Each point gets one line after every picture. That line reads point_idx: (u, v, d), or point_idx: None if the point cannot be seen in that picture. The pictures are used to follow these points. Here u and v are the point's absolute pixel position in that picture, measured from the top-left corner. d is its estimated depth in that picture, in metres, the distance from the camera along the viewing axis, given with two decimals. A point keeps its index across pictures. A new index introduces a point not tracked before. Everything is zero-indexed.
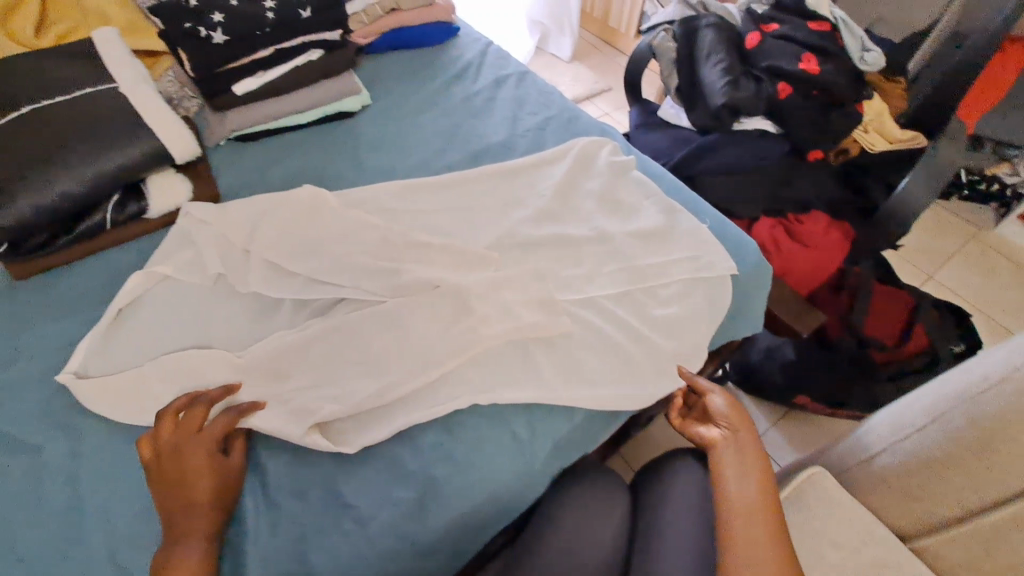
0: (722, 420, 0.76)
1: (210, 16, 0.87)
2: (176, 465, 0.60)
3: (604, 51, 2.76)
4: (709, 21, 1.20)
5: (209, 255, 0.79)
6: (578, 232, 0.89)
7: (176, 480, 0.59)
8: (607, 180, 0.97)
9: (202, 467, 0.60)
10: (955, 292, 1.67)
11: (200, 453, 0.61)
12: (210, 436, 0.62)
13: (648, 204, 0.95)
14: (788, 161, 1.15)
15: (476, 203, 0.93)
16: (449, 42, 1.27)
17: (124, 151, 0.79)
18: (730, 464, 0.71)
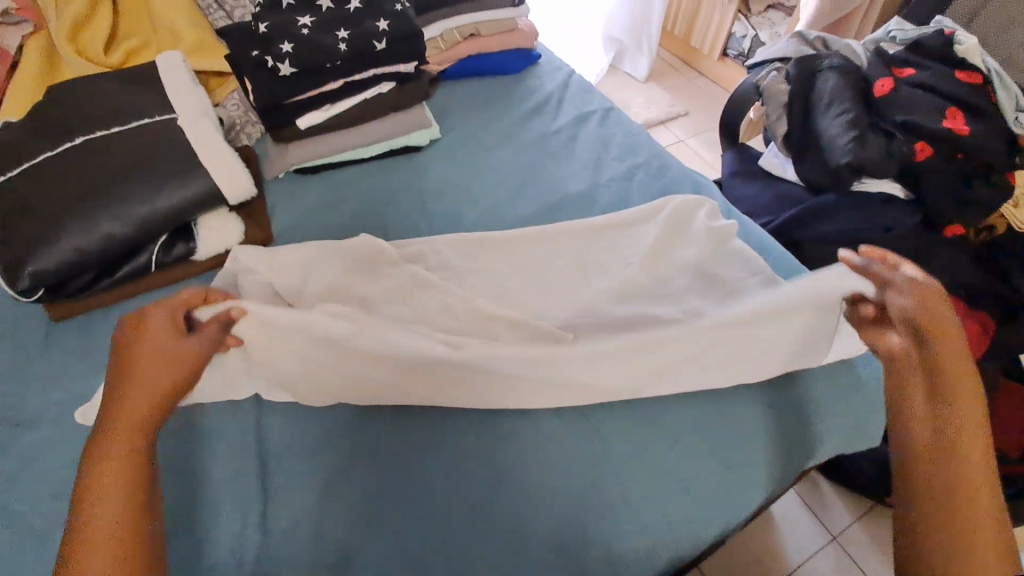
0: (912, 309, 0.61)
1: (279, 45, 0.79)
2: (131, 377, 0.57)
3: (682, 70, 2.59)
4: (833, 62, 1.03)
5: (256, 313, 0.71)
6: (668, 314, 0.76)
7: (123, 388, 0.56)
8: (706, 250, 0.83)
9: (159, 362, 0.58)
10: None
11: (157, 346, 0.58)
12: (174, 355, 0.59)
13: (753, 285, 0.81)
14: (918, 234, 0.97)
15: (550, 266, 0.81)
16: (529, 70, 1.16)
17: (176, 192, 0.72)
18: (930, 430, 0.56)
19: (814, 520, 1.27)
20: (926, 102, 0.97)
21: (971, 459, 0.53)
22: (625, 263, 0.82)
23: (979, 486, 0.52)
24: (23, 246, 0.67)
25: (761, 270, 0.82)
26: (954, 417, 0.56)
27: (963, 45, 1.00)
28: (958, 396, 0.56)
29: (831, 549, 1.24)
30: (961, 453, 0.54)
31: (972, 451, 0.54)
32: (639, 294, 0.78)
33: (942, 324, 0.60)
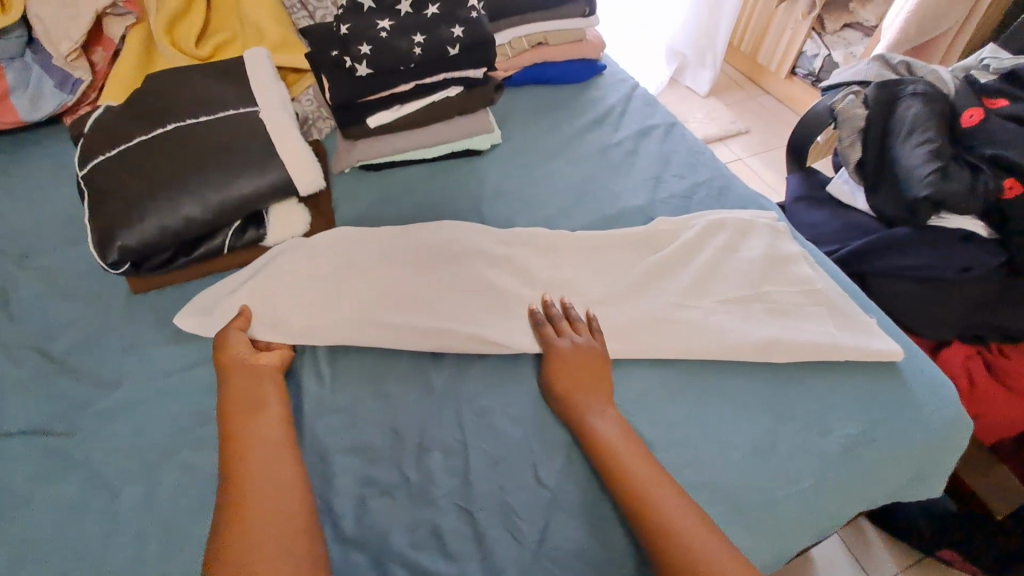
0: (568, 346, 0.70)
1: (358, 47, 0.81)
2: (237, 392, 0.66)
3: (746, 88, 2.52)
4: (917, 89, 0.98)
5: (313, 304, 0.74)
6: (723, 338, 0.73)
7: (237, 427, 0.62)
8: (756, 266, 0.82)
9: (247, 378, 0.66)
10: None
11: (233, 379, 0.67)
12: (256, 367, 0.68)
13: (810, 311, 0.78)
14: (1003, 275, 0.90)
15: (607, 278, 0.80)
16: (593, 80, 1.16)
17: (254, 180, 0.77)
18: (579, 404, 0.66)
19: (856, 568, 1.22)
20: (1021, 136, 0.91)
21: (630, 467, 0.61)
22: (678, 275, 0.81)
23: (637, 469, 0.61)
24: (114, 221, 0.72)
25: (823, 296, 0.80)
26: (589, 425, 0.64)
27: None
28: (597, 430, 0.64)
29: None
30: (624, 463, 0.61)
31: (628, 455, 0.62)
32: (694, 313, 0.76)
33: (571, 349, 0.70)
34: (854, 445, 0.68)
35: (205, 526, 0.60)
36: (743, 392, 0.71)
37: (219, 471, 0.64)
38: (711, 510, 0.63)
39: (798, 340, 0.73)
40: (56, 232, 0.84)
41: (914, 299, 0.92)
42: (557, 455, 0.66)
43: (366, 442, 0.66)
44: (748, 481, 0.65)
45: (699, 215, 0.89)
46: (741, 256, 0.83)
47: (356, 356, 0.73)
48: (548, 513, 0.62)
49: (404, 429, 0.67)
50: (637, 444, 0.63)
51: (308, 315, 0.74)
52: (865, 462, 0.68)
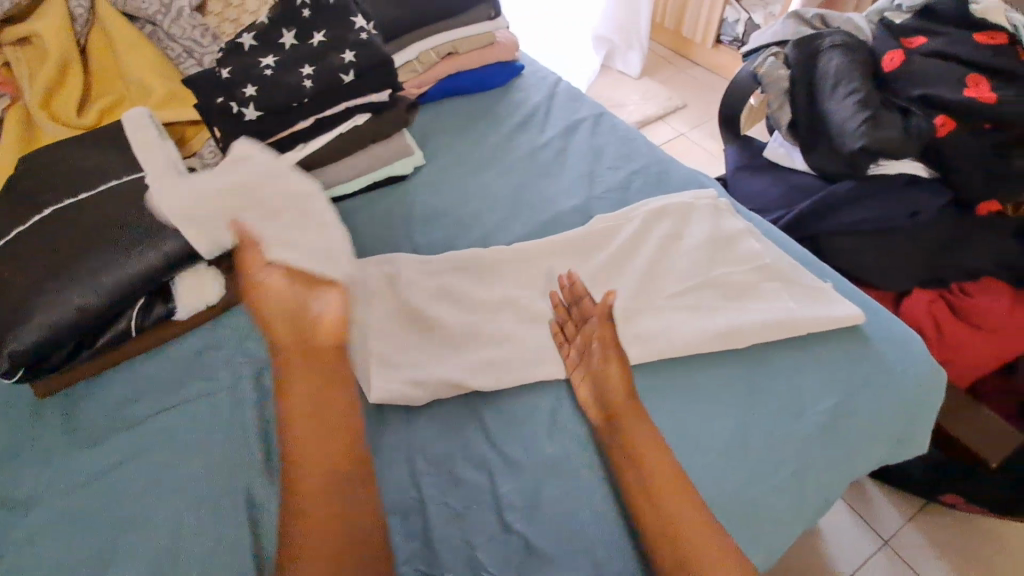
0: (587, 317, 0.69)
1: (242, 89, 0.75)
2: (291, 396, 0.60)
3: (678, 62, 2.52)
4: (836, 40, 0.96)
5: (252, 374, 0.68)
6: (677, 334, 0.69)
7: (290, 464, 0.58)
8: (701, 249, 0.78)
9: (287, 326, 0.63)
10: None
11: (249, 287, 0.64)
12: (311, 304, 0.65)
13: (762, 285, 0.75)
14: (948, 216, 0.89)
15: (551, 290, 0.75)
16: (513, 82, 1.12)
17: (149, 253, 0.70)
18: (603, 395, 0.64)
19: (863, 526, 1.23)
20: (943, 71, 0.89)
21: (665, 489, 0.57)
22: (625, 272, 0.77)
23: (665, 490, 0.57)
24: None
25: (773, 268, 0.77)
26: (624, 432, 0.61)
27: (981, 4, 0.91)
28: (633, 439, 0.60)
29: (884, 555, 1.18)
30: (652, 480, 0.58)
31: (662, 464, 0.59)
32: (647, 313, 0.72)
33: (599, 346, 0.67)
34: (830, 422, 0.65)
35: None
36: (710, 386, 0.67)
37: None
38: None
39: (755, 320, 0.70)
40: None
41: (868, 254, 0.89)
42: (525, 494, 0.61)
43: None
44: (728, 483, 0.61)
45: (636, 206, 0.84)
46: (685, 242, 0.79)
47: None
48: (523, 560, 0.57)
49: None
50: (674, 471, 0.58)
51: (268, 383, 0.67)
52: (844, 436, 0.65)
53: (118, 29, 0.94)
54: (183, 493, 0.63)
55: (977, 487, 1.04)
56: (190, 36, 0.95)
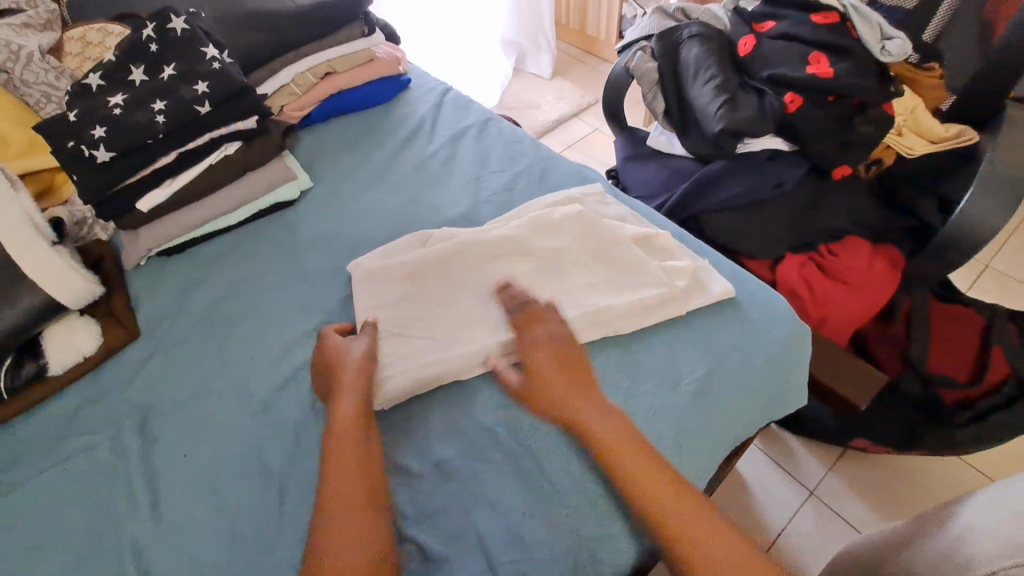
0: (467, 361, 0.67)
1: (90, 132, 0.72)
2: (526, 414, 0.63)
3: (587, 61, 2.59)
4: (693, 31, 1.03)
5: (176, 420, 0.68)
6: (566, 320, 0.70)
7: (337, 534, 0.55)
8: (596, 233, 0.79)
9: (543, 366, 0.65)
10: (1017, 280, 1.54)
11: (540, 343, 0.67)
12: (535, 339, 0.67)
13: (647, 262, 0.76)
14: (808, 183, 0.96)
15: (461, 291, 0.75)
16: (400, 96, 1.13)
17: (7, 310, 0.67)
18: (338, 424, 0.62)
19: (790, 481, 1.30)
20: (786, 51, 0.96)
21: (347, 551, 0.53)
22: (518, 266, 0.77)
23: (660, 489, 0.56)
24: None
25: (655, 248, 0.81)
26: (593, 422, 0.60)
27: None
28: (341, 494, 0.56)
29: (811, 505, 1.26)
30: (649, 467, 0.57)
31: (631, 459, 0.58)
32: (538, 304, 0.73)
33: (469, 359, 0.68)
34: (704, 388, 0.69)
35: None
36: (594, 371, 0.70)
37: None
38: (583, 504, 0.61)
39: (632, 301, 0.72)
40: None
41: (744, 227, 0.94)
42: (418, 503, 0.62)
43: (206, 562, 0.59)
44: None
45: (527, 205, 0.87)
46: (582, 229, 0.80)
47: (182, 467, 0.66)
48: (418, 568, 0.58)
49: (247, 532, 0.61)
50: (663, 469, 0.58)
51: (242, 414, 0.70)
52: (720, 401, 0.69)
53: None
54: (63, 557, 0.60)
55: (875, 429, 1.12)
56: (45, 80, 0.91)
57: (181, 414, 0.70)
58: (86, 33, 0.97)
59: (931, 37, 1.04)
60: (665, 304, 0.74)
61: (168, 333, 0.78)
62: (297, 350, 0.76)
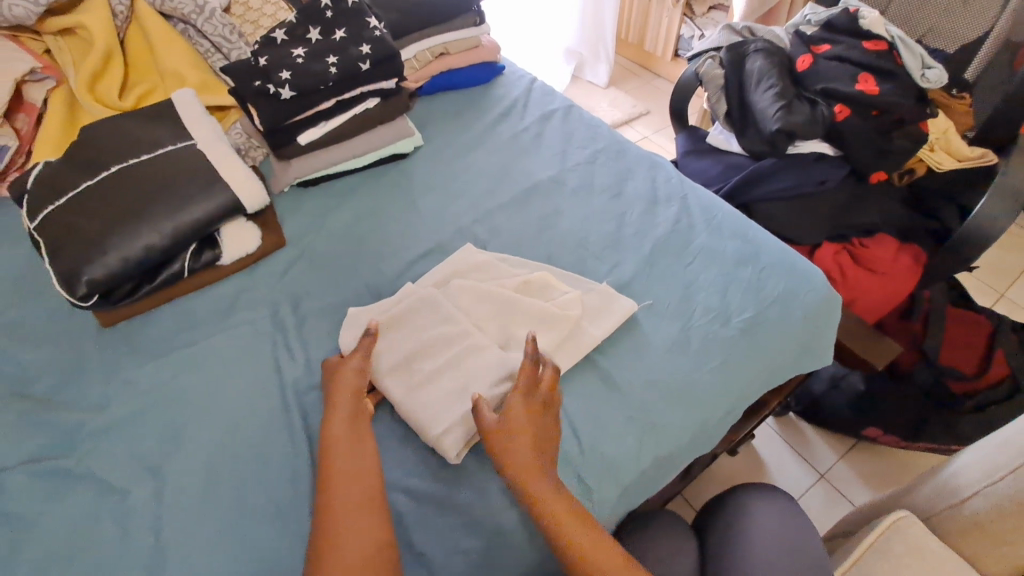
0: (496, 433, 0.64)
1: (279, 74, 0.91)
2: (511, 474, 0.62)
3: (641, 75, 2.77)
4: (758, 46, 1.19)
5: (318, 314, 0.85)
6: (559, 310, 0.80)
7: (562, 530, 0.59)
8: (495, 298, 0.81)
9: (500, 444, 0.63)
10: None
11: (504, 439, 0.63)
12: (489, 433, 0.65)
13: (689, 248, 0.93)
14: (847, 185, 1.11)
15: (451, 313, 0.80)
16: (495, 80, 1.31)
17: (203, 205, 0.84)
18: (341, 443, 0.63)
19: (802, 463, 1.40)
20: (837, 72, 1.12)
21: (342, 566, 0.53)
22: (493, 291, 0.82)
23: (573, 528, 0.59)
24: (77, 259, 0.78)
25: (692, 224, 0.97)
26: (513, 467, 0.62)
27: (867, 19, 1.14)
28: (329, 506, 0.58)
29: (820, 486, 1.36)
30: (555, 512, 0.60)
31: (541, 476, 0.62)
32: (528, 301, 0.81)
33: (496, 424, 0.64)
34: (747, 329, 0.84)
35: (216, 512, 0.66)
36: (657, 308, 0.86)
37: (218, 463, 0.70)
38: (647, 405, 0.76)
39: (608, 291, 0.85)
40: (12, 286, 0.87)
41: (786, 213, 1.09)
42: None
43: None
44: (671, 376, 0.79)
45: (469, 257, 0.90)
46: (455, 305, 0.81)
47: (325, 342, 0.82)
48: None
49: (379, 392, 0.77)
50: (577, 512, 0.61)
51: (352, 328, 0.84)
52: (760, 341, 0.84)
53: (152, 24, 1.07)
54: (234, 395, 0.76)
55: (886, 418, 1.24)
56: (221, 33, 1.09)
57: (323, 305, 0.87)
58: None
59: (971, 76, 1.20)
60: (604, 303, 0.83)
61: (308, 246, 0.96)
62: (413, 269, 0.93)
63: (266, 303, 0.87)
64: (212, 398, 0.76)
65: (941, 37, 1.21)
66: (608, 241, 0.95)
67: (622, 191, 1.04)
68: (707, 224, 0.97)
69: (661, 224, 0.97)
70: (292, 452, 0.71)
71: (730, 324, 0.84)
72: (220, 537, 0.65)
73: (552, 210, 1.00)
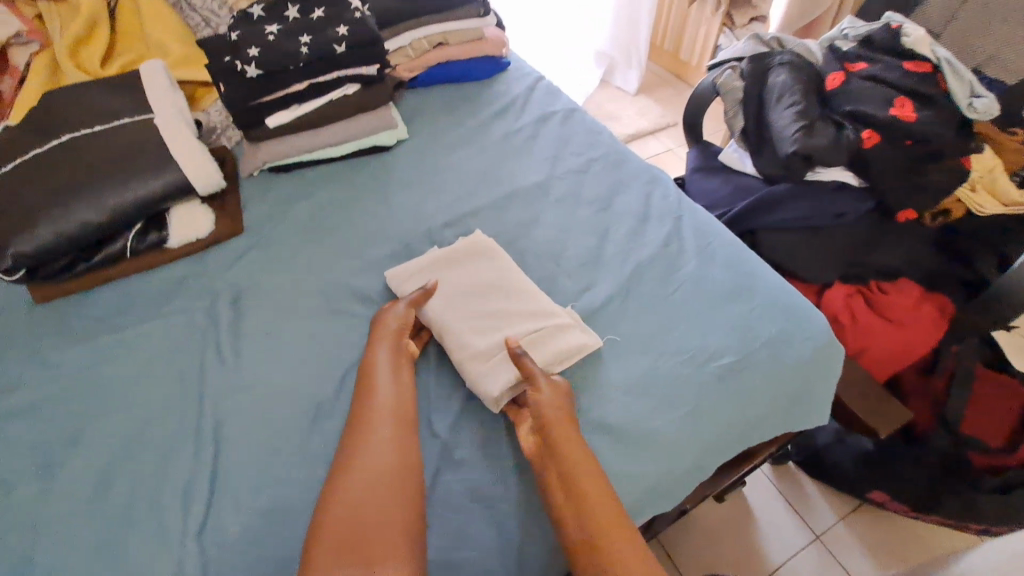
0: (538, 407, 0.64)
1: (246, 50, 0.86)
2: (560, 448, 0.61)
3: (675, 84, 2.65)
4: (784, 59, 1.08)
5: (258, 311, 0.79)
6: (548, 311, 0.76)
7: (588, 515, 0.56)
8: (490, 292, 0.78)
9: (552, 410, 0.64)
10: None
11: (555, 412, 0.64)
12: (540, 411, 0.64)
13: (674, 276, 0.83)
14: (871, 220, 0.98)
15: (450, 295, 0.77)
16: (497, 76, 1.23)
17: (153, 183, 0.80)
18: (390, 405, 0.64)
19: (796, 518, 1.27)
20: (871, 91, 1.00)
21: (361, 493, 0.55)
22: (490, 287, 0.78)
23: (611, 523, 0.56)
24: (9, 228, 0.75)
25: (683, 249, 0.87)
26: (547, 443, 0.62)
27: (910, 37, 1.03)
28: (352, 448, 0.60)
29: (813, 547, 1.24)
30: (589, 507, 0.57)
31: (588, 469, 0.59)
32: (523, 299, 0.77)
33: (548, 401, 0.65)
34: (727, 374, 0.74)
35: (102, 519, 0.61)
36: (628, 341, 0.76)
37: (119, 461, 0.65)
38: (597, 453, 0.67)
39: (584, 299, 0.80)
40: None
41: (797, 247, 0.98)
42: (451, 417, 0.69)
43: (268, 420, 0.69)
44: (631, 422, 0.69)
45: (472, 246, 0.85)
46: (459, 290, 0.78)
47: (259, 342, 0.76)
48: (439, 467, 0.65)
49: (304, 402, 0.70)
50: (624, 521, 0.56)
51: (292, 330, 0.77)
52: (741, 390, 0.73)
53: None
54: (152, 390, 0.71)
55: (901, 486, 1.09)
56: (209, 7, 1.07)
57: (266, 300, 0.81)
58: None
59: None
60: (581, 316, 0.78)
61: (266, 236, 0.90)
62: (369, 269, 0.86)
63: (208, 294, 0.82)
64: (128, 391, 0.71)
65: (1003, 65, 1.06)
66: (586, 258, 0.86)
67: (611, 205, 0.94)
68: (698, 251, 0.87)
69: (648, 246, 0.87)
70: (197, 460, 0.65)
71: (708, 369, 0.74)
72: (99, 548, 0.59)
73: (532, 219, 0.92)
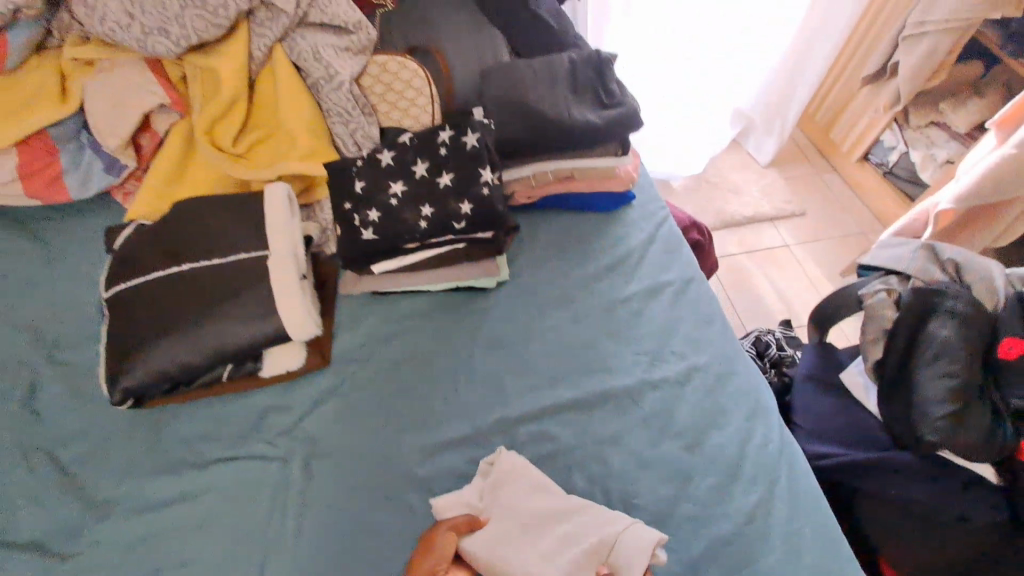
0: None
1: (368, 213, 0.89)
2: None
3: (815, 162, 2.37)
4: (955, 305, 0.92)
5: (325, 479, 0.82)
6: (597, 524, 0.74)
7: None
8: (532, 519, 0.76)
9: None
10: None
11: None
12: None
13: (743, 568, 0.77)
14: (1001, 534, 0.85)
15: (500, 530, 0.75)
16: (618, 210, 1.14)
17: (255, 331, 0.82)
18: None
19: None
20: None
21: None
22: (534, 510, 0.76)
23: None
24: (123, 355, 0.79)
25: (764, 531, 0.80)
26: None
27: None
28: None
29: None
30: None
31: None
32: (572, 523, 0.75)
33: None
34: None
35: None
36: None
37: None
38: None
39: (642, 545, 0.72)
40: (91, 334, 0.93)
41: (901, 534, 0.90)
42: None
43: None
44: None
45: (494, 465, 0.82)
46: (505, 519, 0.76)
47: (320, 519, 0.79)
48: None
49: None
50: None
51: (353, 513, 0.80)
52: None
53: (283, 78, 1.00)
54: (221, 547, 0.77)
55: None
56: (343, 104, 1.02)
57: (334, 466, 0.83)
58: (388, 62, 1.05)
59: None
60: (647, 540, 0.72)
61: (348, 379, 0.91)
62: (436, 455, 0.84)
63: (285, 442, 0.85)
64: (201, 543, 0.77)
65: None
66: (658, 509, 0.81)
67: (700, 443, 0.87)
68: (786, 539, 0.79)
69: (728, 517, 0.80)
70: None
71: None
72: None
73: (613, 434, 0.87)
